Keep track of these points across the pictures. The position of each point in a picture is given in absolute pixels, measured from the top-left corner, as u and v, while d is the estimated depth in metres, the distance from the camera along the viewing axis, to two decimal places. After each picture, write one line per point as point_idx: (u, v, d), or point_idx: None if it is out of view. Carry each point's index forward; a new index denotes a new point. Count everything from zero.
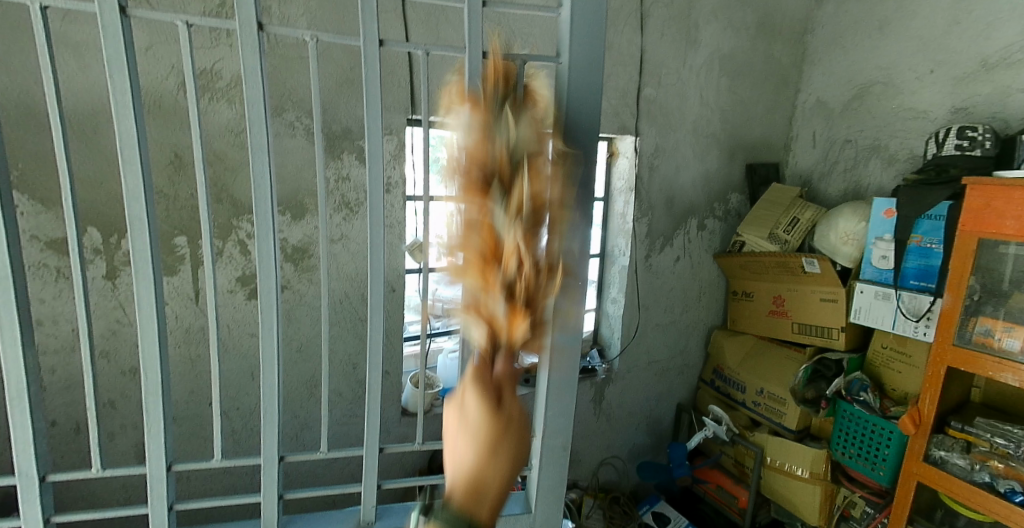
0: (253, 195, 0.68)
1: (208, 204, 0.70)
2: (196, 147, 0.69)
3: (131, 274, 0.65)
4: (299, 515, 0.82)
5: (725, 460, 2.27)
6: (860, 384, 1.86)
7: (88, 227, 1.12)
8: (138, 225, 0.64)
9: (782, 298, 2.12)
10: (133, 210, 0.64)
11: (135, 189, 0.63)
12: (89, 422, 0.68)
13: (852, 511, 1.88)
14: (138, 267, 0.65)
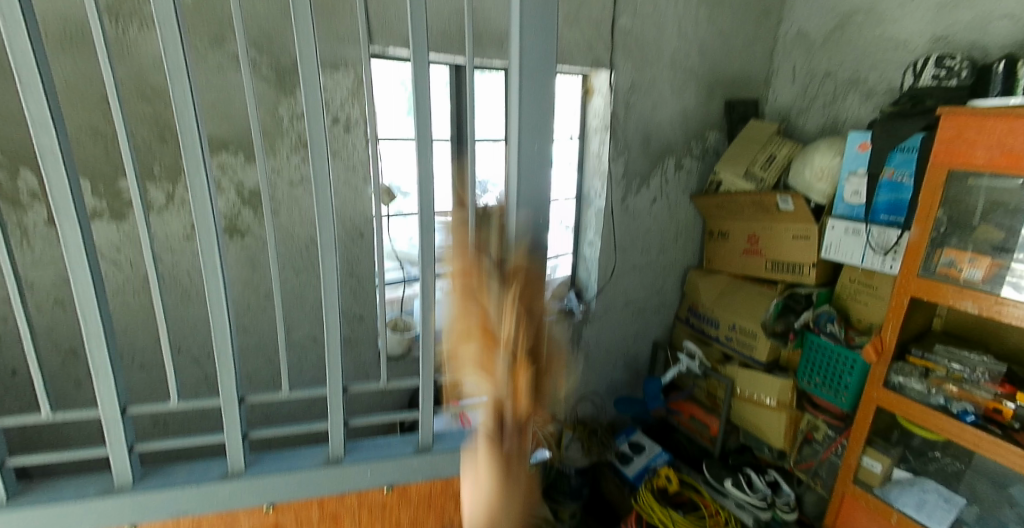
0: (176, 124, 0.68)
1: (131, 148, 0.71)
2: (107, 87, 0.68)
3: (53, 209, 0.65)
4: (268, 453, 0.83)
5: (697, 392, 2.38)
6: (827, 317, 1.93)
7: (21, 169, 1.06)
8: (50, 157, 0.64)
9: (756, 236, 2.14)
10: (43, 140, 0.64)
11: (42, 115, 0.63)
12: (33, 368, 0.69)
13: (815, 434, 1.99)
14: (58, 203, 0.65)
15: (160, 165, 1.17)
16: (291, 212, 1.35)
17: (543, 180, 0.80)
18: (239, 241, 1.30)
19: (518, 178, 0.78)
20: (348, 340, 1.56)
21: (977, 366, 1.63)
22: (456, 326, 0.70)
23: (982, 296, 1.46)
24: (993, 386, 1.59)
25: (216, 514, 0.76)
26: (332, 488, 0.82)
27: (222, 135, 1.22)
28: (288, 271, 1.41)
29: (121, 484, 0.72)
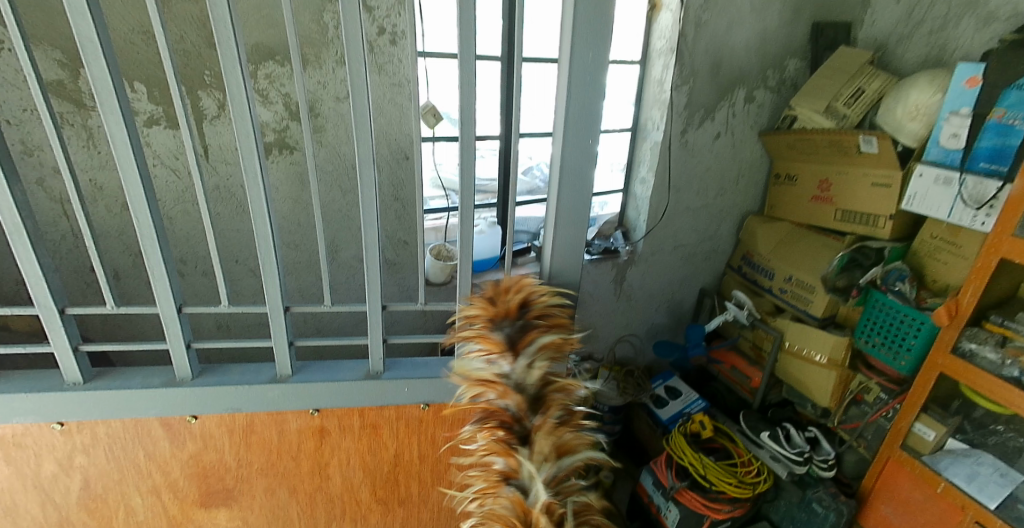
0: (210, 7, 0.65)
1: (170, 48, 0.69)
2: None
3: (95, 104, 0.66)
4: (313, 362, 0.86)
5: (742, 343, 2.30)
6: (897, 274, 1.78)
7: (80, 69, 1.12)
8: (89, 46, 0.64)
9: (829, 182, 1.98)
10: (82, 29, 0.64)
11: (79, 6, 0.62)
12: (95, 262, 0.74)
13: (865, 396, 1.91)
14: (103, 97, 0.66)
15: (210, 72, 1.21)
16: (337, 129, 1.35)
17: (596, 103, 0.81)
18: (288, 155, 1.33)
19: (569, 94, 0.79)
20: (392, 263, 1.59)
21: None
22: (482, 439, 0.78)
23: None
24: None
25: (267, 412, 0.81)
26: (372, 400, 0.84)
27: (268, 43, 1.23)
28: (335, 191, 1.42)
29: (182, 378, 0.77)
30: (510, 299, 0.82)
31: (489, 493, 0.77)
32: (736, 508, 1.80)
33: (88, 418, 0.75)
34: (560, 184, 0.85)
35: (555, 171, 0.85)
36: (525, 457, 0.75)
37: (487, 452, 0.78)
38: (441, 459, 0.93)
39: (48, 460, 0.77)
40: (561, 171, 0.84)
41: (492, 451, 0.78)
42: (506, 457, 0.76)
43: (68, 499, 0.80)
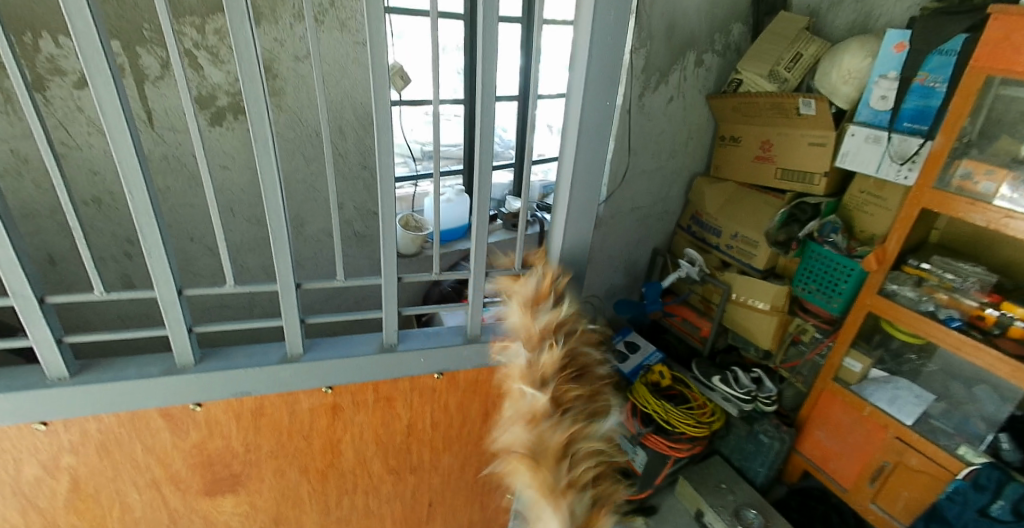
0: None
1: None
2: None
3: (80, 66, 0.57)
4: (320, 341, 0.82)
5: (693, 298, 2.46)
6: (831, 227, 1.97)
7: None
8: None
9: (770, 143, 2.10)
10: None
11: None
12: (79, 243, 0.64)
13: (803, 337, 2.11)
14: (87, 55, 0.57)
15: (149, 25, 1.09)
16: (300, 93, 1.25)
17: (620, 56, 0.74)
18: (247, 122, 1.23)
19: (590, 60, 0.73)
20: (362, 236, 1.51)
21: (969, 277, 1.73)
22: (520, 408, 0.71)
23: (991, 210, 1.49)
24: (980, 295, 1.69)
25: (278, 394, 0.77)
26: (386, 373, 0.83)
27: None
28: (298, 161, 1.33)
29: (183, 365, 0.71)
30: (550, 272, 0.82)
31: (527, 429, 0.69)
32: (695, 445, 1.98)
33: (78, 415, 0.68)
34: (580, 141, 0.78)
35: (569, 125, 0.78)
36: (567, 426, 0.69)
37: (521, 383, 0.72)
38: (452, 425, 0.94)
39: (30, 463, 0.69)
40: (579, 128, 0.77)
41: (532, 382, 0.72)
42: (549, 387, 0.71)
43: (55, 500, 0.73)
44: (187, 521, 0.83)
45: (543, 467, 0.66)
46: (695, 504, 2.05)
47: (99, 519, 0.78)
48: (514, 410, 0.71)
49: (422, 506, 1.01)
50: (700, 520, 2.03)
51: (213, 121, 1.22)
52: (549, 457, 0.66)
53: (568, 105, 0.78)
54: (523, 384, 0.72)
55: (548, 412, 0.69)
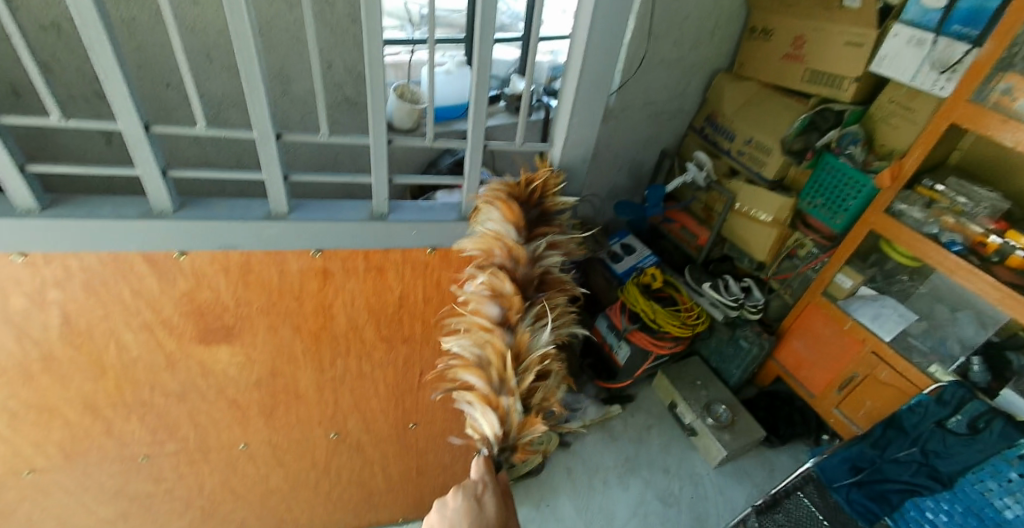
0: None
1: None
2: None
3: None
4: (305, 202, 0.79)
5: (695, 205, 2.41)
6: (851, 138, 1.86)
7: None
8: None
9: (803, 39, 1.94)
10: None
11: None
12: (27, 59, 0.57)
13: (799, 252, 2.10)
14: None
15: None
16: None
17: None
18: None
19: None
20: (351, 102, 1.33)
21: (982, 202, 1.68)
22: (488, 301, 0.80)
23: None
24: (987, 222, 1.65)
25: (265, 251, 0.76)
26: (377, 242, 0.81)
27: None
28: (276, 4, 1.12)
29: (159, 210, 0.68)
30: (531, 190, 0.81)
31: (479, 340, 0.81)
32: (677, 343, 2.08)
33: (56, 249, 0.65)
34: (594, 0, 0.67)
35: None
36: (525, 328, 0.79)
37: (481, 301, 0.81)
38: (444, 302, 0.95)
39: (15, 295, 0.68)
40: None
41: (492, 299, 0.80)
42: (504, 306, 0.80)
43: (48, 334, 0.74)
44: (185, 365, 0.87)
45: (489, 371, 0.79)
46: (669, 395, 2.19)
47: (97, 356, 0.80)
48: (472, 322, 0.81)
49: (414, 373, 1.07)
50: (672, 410, 2.19)
51: None
52: (494, 365, 0.79)
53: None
54: (482, 303, 0.81)
55: (499, 330, 0.79)
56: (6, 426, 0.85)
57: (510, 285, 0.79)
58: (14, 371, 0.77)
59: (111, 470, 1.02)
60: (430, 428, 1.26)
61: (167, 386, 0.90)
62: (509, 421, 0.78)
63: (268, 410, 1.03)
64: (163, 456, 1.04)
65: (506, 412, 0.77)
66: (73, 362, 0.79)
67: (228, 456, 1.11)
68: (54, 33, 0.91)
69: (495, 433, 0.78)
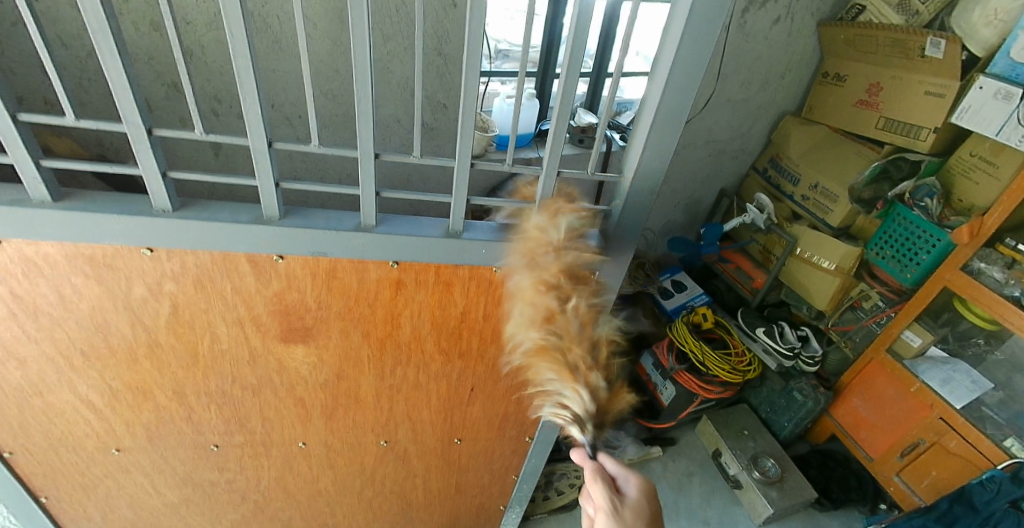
0: None
1: None
2: None
3: None
4: (389, 217, 0.84)
5: (752, 247, 2.35)
6: (927, 191, 1.80)
7: None
8: None
9: (880, 87, 1.91)
10: None
11: None
12: (186, 82, 0.66)
13: (863, 303, 2.01)
14: None
15: None
16: None
17: None
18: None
19: None
20: (429, 128, 1.42)
21: None
22: (548, 303, 0.82)
23: None
24: None
25: (350, 260, 0.82)
26: (450, 257, 0.85)
27: None
28: (376, 37, 1.23)
29: (270, 217, 0.75)
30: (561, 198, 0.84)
31: (547, 337, 0.83)
32: (725, 388, 2.02)
33: (180, 247, 0.74)
34: (679, 47, 0.68)
35: (676, 11, 0.67)
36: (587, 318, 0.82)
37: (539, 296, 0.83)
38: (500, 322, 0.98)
39: (138, 284, 0.77)
40: (688, 20, 0.65)
41: (550, 302, 0.82)
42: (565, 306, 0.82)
43: (157, 321, 0.82)
44: (265, 360, 0.94)
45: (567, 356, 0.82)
46: (714, 443, 2.12)
47: (193, 344, 0.88)
48: (536, 323, 0.84)
49: (465, 389, 1.11)
50: (716, 459, 2.10)
51: None
52: (569, 355, 0.82)
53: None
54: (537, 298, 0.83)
55: (565, 327, 0.82)
56: (105, 404, 0.94)
57: (568, 287, 0.82)
58: (123, 352, 0.85)
59: (183, 455, 1.09)
60: (473, 446, 1.28)
61: (244, 380, 0.97)
62: (600, 397, 0.84)
63: (328, 411, 1.09)
64: (230, 446, 1.10)
65: (594, 390, 0.83)
66: (173, 348, 0.87)
67: (286, 454, 1.17)
68: (188, 57, 1.03)
69: (588, 408, 0.84)
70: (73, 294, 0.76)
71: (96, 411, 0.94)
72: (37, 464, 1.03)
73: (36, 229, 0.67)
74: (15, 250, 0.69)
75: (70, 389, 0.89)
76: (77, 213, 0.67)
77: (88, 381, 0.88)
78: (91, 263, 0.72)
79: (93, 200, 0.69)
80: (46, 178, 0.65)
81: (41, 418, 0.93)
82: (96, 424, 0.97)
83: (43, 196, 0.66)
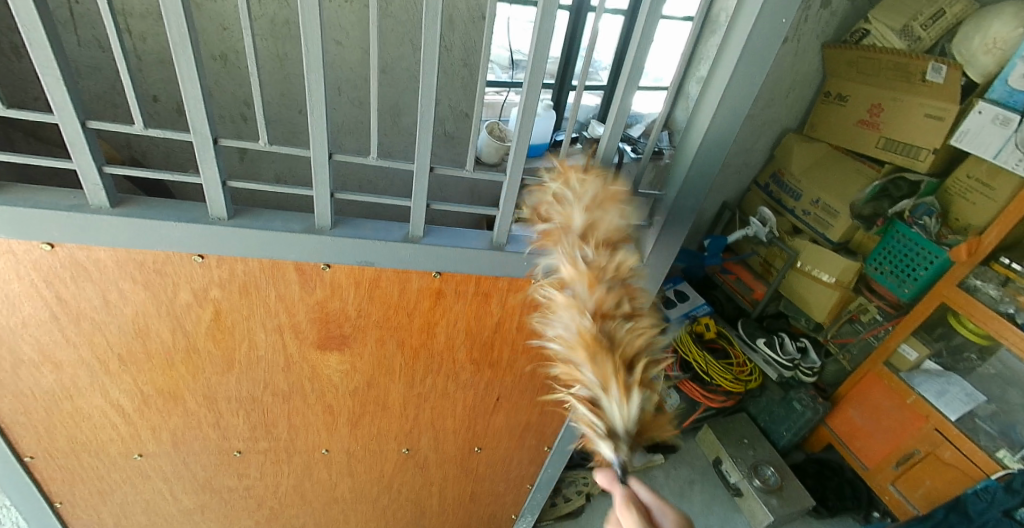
0: None
1: None
2: None
3: None
4: (433, 228, 0.85)
5: (753, 259, 2.42)
6: (925, 209, 1.87)
7: None
8: None
9: (880, 107, 1.97)
10: None
11: None
12: (256, 96, 0.67)
13: (862, 316, 2.07)
14: None
15: None
16: None
17: None
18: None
19: None
20: (451, 137, 1.42)
21: None
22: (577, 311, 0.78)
23: None
24: None
25: (394, 270, 0.83)
26: (492, 269, 0.86)
27: None
28: (406, 46, 1.20)
29: (321, 226, 0.75)
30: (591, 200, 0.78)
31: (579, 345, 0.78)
32: (727, 397, 2.06)
33: (231, 255, 0.74)
34: (733, 71, 0.69)
35: (731, 37, 0.68)
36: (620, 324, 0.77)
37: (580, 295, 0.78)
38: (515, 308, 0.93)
39: (184, 290, 0.76)
40: (744, 46, 0.67)
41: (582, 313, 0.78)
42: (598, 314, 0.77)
43: (198, 327, 0.82)
44: (299, 367, 0.94)
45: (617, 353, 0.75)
46: (714, 451, 2.15)
47: (232, 350, 0.87)
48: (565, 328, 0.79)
49: (491, 399, 1.12)
50: (717, 467, 2.14)
51: None
52: (608, 375, 0.74)
53: (736, 10, 0.67)
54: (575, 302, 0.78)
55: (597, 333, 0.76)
56: (135, 408, 0.92)
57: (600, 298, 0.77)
58: (160, 357, 0.85)
59: (205, 461, 1.08)
60: (493, 455, 1.28)
61: (275, 386, 0.96)
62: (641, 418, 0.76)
63: (355, 418, 1.08)
64: (253, 453, 1.09)
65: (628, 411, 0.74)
66: (210, 354, 0.87)
67: (307, 460, 1.16)
68: (221, 62, 1.04)
69: (629, 425, 0.75)
70: (118, 299, 0.75)
71: (125, 415, 0.93)
72: (57, 469, 1.01)
73: (91, 235, 0.67)
74: (66, 254, 0.68)
75: (102, 394, 0.88)
76: (136, 219, 0.66)
77: (120, 385, 0.87)
78: (141, 268, 0.72)
79: (149, 208, 0.68)
80: (107, 185, 0.64)
81: (68, 422, 0.92)
82: (122, 429, 0.96)
83: (101, 202, 0.65)
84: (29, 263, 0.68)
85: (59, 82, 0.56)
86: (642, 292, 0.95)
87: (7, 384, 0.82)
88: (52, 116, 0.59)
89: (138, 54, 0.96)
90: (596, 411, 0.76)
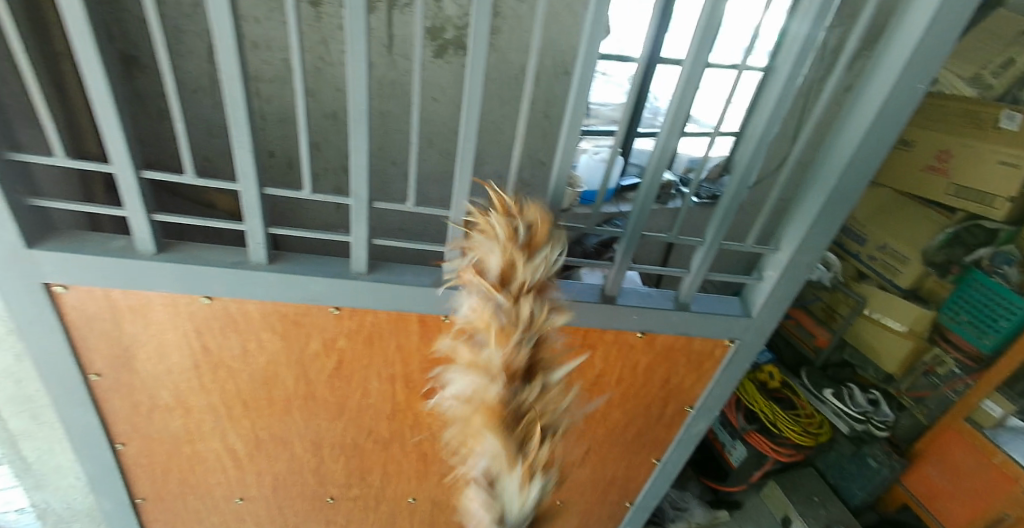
0: None
1: None
2: None
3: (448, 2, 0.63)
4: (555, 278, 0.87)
5: (815, 305, 2.35)
6: (1005, 258, 1.80)
7: None
8: None
9: (949, 153, 1.92)
10: None
11: None
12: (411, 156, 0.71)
13: (938, 368, 1.99)
14: None
15: None
16: (513, 30, 1.13)
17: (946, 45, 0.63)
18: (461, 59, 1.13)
19: (915, 44, 0.63)
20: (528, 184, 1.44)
21: None
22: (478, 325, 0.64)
23: None
24: None
25: None
26: (601, 322, 0.86)
27: None
28: (493, 101, 1.22)
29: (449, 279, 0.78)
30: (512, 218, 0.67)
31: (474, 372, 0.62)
32: (796, 452, 1.98)
33: (362, 307, 0.76)
34: (860, 137, 0.70)
35: (860, 101, 0.70)
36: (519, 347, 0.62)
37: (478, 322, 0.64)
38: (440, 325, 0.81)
39: (315, 339, 0.79)
40: (878, 110, 0.68)
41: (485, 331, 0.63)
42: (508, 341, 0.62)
43: (320, 375, 0.84)
44: (403, 416, 0.95)
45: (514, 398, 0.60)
46: (782, 509, 2.03)
47: (344, 398, 0.89)
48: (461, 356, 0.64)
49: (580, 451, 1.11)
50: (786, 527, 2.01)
51: (438, 54, 1.11)
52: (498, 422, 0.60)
53: (866, 76, 0.69)
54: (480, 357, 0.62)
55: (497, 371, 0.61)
56: (246, 453, 0.95)
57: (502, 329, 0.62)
58: (279, 404, 0.88)
59: (299, 506, 1.09)
60: (574, 510, 1.26)
61: (376, 434, 0.98)
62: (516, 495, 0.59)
63: (446, 467, 1.08)
64: (345, 499, 1.10)
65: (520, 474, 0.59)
66: (324, 402, 0.89)
67: (394, 508, 1.15)
68: (332, 121, 1.06)
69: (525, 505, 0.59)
70: (256, 348, 0.79)
71: (236, 459, 0.96)
72: (162, 511, 1.03)
73: (250, 289, 0.71)
74: (221, 306, 0.72)
75: (220, 438, 0.91)
76: (290, 275, 0.71)
77: (238, 430, 0.90)
78: (283, 319, 0.76)
79: (300, 264, 0.72)
80: (267, 242, 0.69)
81: (184, 465, 0.94)
82: (230, 473, 0.98)
83: (260, 258, 0.70)
84: (186, 314, 0.73)
85: (248, 153, 0.62)
86: (747, 347, 0.94)
87: (140, 427, 0.86)
88: (234, 183, 0.65)
89: (262, 116, 1.01)
90: (491, 491, 0.59)
